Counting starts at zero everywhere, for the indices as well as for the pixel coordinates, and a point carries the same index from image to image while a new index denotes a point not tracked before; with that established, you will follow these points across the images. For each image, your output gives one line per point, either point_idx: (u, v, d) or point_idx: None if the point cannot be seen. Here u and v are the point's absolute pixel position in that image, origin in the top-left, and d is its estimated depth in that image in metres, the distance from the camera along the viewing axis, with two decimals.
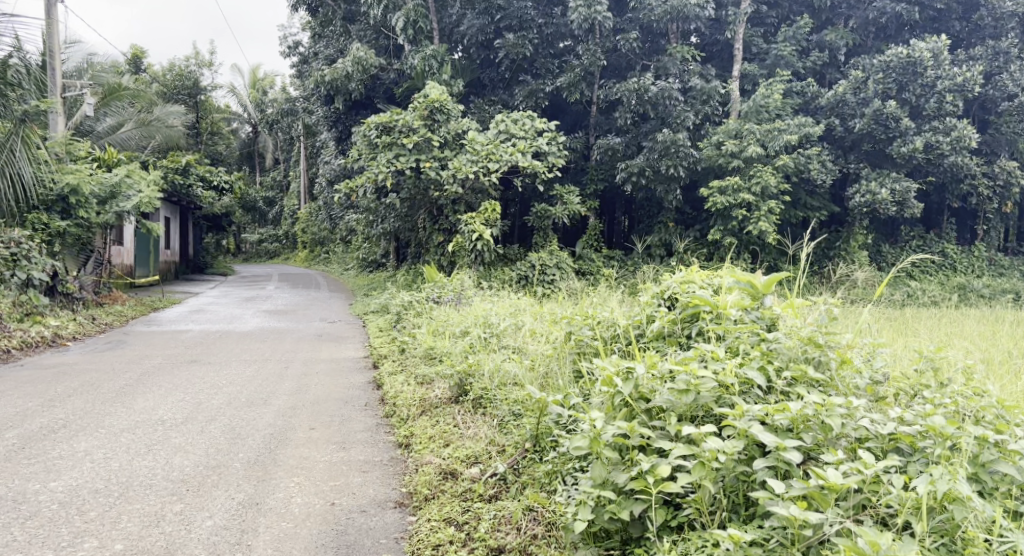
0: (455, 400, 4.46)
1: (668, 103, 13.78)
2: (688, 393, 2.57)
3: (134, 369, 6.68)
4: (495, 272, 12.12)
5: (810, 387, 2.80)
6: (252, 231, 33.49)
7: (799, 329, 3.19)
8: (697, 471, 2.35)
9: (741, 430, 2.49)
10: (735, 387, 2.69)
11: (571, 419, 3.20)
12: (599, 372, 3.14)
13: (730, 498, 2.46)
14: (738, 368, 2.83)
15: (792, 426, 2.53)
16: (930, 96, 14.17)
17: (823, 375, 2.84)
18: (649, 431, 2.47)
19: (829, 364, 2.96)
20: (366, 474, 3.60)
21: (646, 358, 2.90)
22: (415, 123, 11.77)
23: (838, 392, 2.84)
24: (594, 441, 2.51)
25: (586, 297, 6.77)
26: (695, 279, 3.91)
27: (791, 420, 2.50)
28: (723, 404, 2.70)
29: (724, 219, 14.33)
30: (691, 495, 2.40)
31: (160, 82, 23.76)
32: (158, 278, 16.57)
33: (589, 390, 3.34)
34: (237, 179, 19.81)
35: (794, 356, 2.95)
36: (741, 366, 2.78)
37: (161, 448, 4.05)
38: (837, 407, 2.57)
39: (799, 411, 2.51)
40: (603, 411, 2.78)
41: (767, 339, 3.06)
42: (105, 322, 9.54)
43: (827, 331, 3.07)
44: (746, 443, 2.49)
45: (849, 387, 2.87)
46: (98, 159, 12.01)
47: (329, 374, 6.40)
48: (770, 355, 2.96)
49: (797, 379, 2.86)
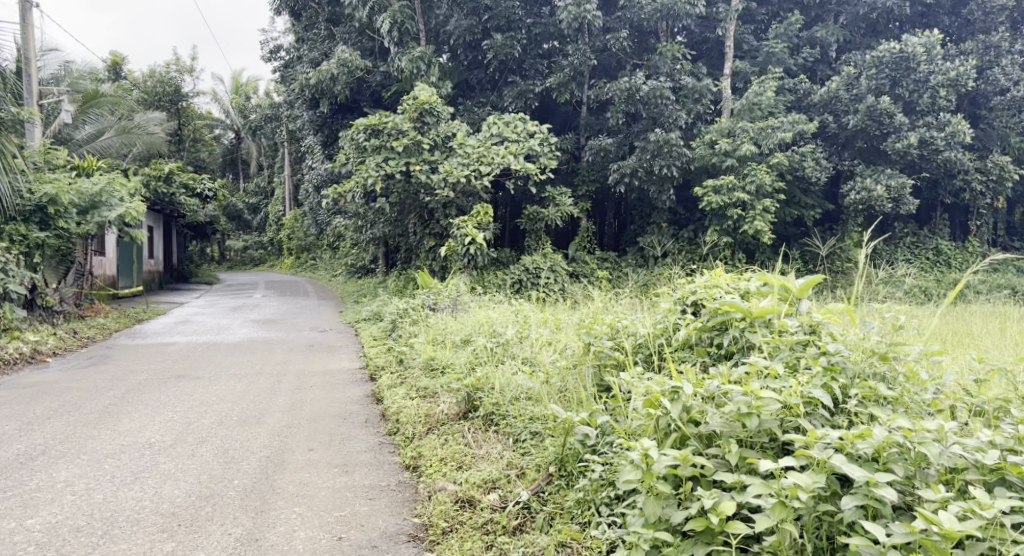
0: (465, 416, 4.17)
1: (660, 102, 13.56)
2: (749, 417, 2.46)
3: (119, 386, 6.35)
4: (488, 276, 11.85)
5: (880, 407, 2.65)
6: (237, 239, 33.00)
7: (855, 337, 3.00)
8: (777, 511, 2.24)
9: (822, 462, 2.35)
10: (802, 410, 2.55)
11: (601, 441, 2.99)
12: (635, 390, 2.95)
13: (814, 541, 2.34)
14: (800, 387, 2.67)
15: (872, 455, 2.38)
16: (924, 91, 14.02)
17: (892, 391, 2.69)
18: (704, 461, 2.38)
19: (893, 377, 2.81)
20: (373, 502, 3.32)
21: (694, 376, 2.74)
22: (404, 125, 11.51)
23: (910, 410, 2.69)
24: (646, 473, 2.40)
25: (591, 303, 6.50)
26: (721, 283, 3.66)
27: (874, 449, 2.36)
28: (789, 428, 2.57)
29: (718, 218, 14.10)
30: (769, 539, 2.28)
31: (140, 89, 23.31)
32: (142, 289, 16.16)
33: (618, 408, 3.14)
34: (221, 187, 19.42)
35: (857, 371, 2.80)
36: (804, 385, 2.63)
37: (148, 476, 3.74)
38: (927, 432, 2.42)
39: (882, 439, 2.36)
40: (652, 436, 2.67)
41: (824, 352, 2.88)
42: (87, 336, 9.19)
43: (891, 342, 2.91)
44: (827, 476, 2.35)
45: (920, 404, 2.71)
46: (77, 167, 11.62)
47: (324, 388, 6.10)
48: (831, 369, 2.79)
49: (866, 397, 2.71)
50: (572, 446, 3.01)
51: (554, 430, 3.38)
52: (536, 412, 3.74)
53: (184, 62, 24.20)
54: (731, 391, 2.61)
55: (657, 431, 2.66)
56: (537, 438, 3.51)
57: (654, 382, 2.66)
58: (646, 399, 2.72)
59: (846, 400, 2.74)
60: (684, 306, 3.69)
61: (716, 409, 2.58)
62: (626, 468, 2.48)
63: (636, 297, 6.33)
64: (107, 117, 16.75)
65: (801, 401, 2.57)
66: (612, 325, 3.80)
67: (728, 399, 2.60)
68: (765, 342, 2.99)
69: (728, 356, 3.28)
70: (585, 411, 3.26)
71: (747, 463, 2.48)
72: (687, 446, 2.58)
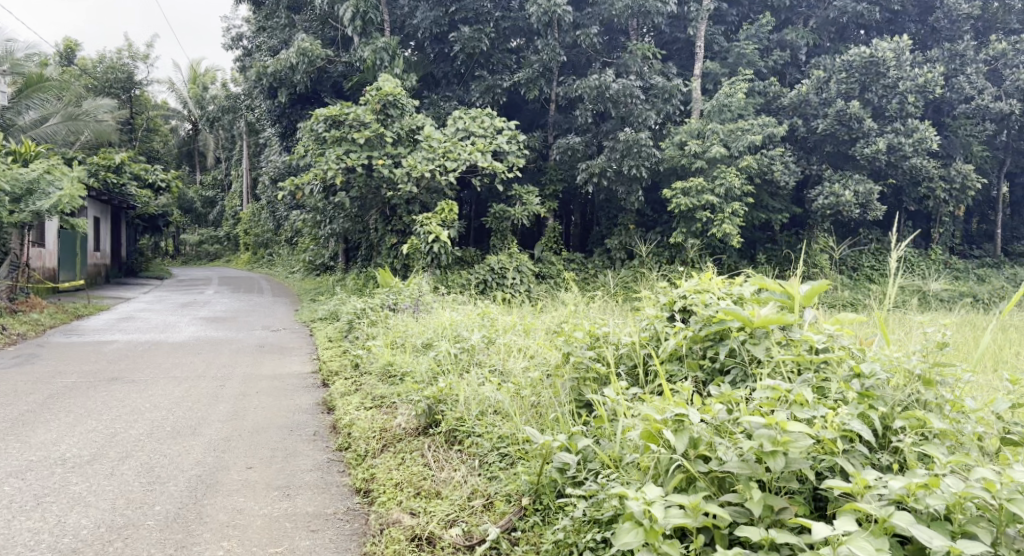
0: (425, 432, 3.75)
1: (629, 101, 13.25)
2: (778, 456, 2.13)
3: (42, 389, 5.76)
4: (451, 276, 11.37)
5: (932, 444, 2.33)
6: (191, 233, 31.89)
7: (892, 358, 2.67)
8: None
9: (880, 520, 2.03)
10: (838, 447, 2.24)
11: (582, 472, 2.61)
12: (626, 416, 2.57)
13: None
14: (837, 419, 2.32)
15: (943, 512, 2.08)
16: (892, 96, 13.93)
17: (941, 423, 2.38)
18: (721, 513, 2.02)
19: (937, 406, 2.50)
20: (316, 535, 2.88)
21: (702, 404, 2.38)
22: (366, 117, 10.99)
23: (965, 446, 2.37)
24: (651, 529, 2.05)
25: (562, 307, 6.13)
26: (712, 288, 3.29)
27: (946, 505, 2.04)
28: (823, 469, 2.27)
29: (686, 221, 13.82)
30: None
31: (90, 75, 22.27)
32: (86, 283, 15.30)
33: (602, 432, 2.75)
34: (173, 178, 18.59)
35: (896, 398, 2.50)
36: (840, 416, 2.31)
37: (52, 500, 3.23)
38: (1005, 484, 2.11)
39: (956, 494, 2.06)
40: (652, 475, 2.33)
41: (858, 373, 2.58)
42: (18, 333, 8.49)
43: (934, 364, 2.60)
44: (888, 536, 2.02)
45: (974, 437, 2.40)
46: (13, 151, 10.84)
47: (271, 395, 5.58)
48: (866, 396, 2.49)
49: (912, 430, 2.39)
50: (550, 475, 2.62)
51: (526, 455, 2.97)
52: (506, 430, 3.33)
53: (137, 49, 23.18)
54: (751, 422, 2.28)
55: (657, 468, 2.32)
56: (508, 460, 3.10)
57: (655, 410, 2.33)
58: (644, 431, 2.39)
59: (885, 433, 2.43)
60: (671, 312, 3.34)
61: (738, 448, 2.23)
62: (626, 520, 2.13)
63: (610, 302, 5.96)
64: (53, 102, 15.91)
65: (838, 436, 2.26)
66: (593, 333, 3.41)
67: (748, 432, 2.27)
68: (781, 361, 2.64)
69: (723, 370, 2.95)
70: (562, 433, 2.86)
71: (774, 512, 2.15)
72: (698, 488, 2.24)
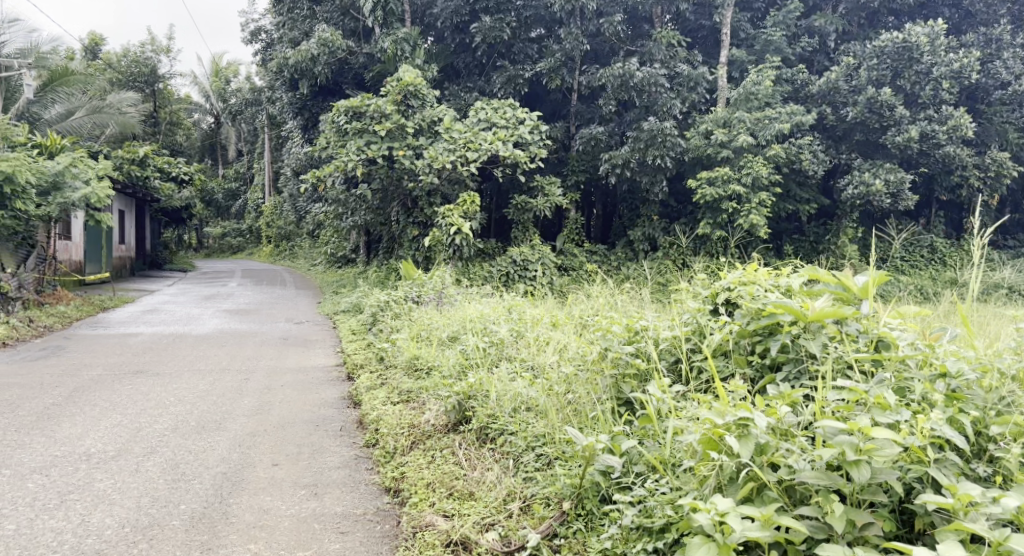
0: (455, 429, 3.63)
1: (653, 90, 13.01)
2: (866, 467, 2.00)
3: (67, 382, 5.72)
4: (473, 269, 11.24)
5: None
6: (214, 226, 32.09)
7: (980, 359, 2.51)
8: None
9: (992, 542, 1.90)
10: (929, 456, 2.10)
11: (629, 477, 2.50)
12: (677, 418, 2.46)
13: None
14: (925, 426, 2.19)
15: None
16: (925, 83, 13.58)
17: None
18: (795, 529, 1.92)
19: None
20: (346, 538, 2.77)
21: (767, 408, 2.27)
22: (387, 108, 10.87)
23: None
24: (724, 545, 1.97)
25: (591, 300, 5.97)
26: (759, 279, 3.14)
27: None
28: (912, 480, 2.13)
29: (712, 211, 13.58)
30: None
31: (114, 68, 22.40)
32: (111, 276, 15.38)
33: (648, 434, 2.63)
34: (196, 171, 18.63)
35: (986, 402, 2.36)
36: (930, 421, 2.18)
37: (77, 498, 3.14)
38: None
39: None
40: (713, 484, 2.21)
41: (942, 374, 2.45)
42: (44, 325, 8.50)
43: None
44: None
45: None
46: (39, 144, 10.88)
47: (296, 389, 5.49)
48: (954, 398, 2.36)
49: (1013, 437, 2.25)
50: (594, 478, 2.49)
51: (566, 456, 2.85)
52: (540, 428, 3.19)
53: (160, 43, 23.28)
54: (829, 428, 2.16)
55: (719, 477, 2.21)
56: (545, 462, 2.96)
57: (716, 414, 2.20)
58: (703, 438, 2.27)
59: (979, 439, 2.30)
60: (714, 305, 3.20)
61: (819, 459, 2.11)
62: (696, 537, 2.04)
63: (642, 296, 5.79)
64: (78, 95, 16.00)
65: (928, 444, 2.12)
66: (633, 327, 3.25)
67: (828, 440, 2.15)
68: (849, 358, 2.50)
69: (774, 367, 2.82)
70: (605, 434, 2.74)
71: (857, 529, 2.05)
72: (768, 499, 2.13)
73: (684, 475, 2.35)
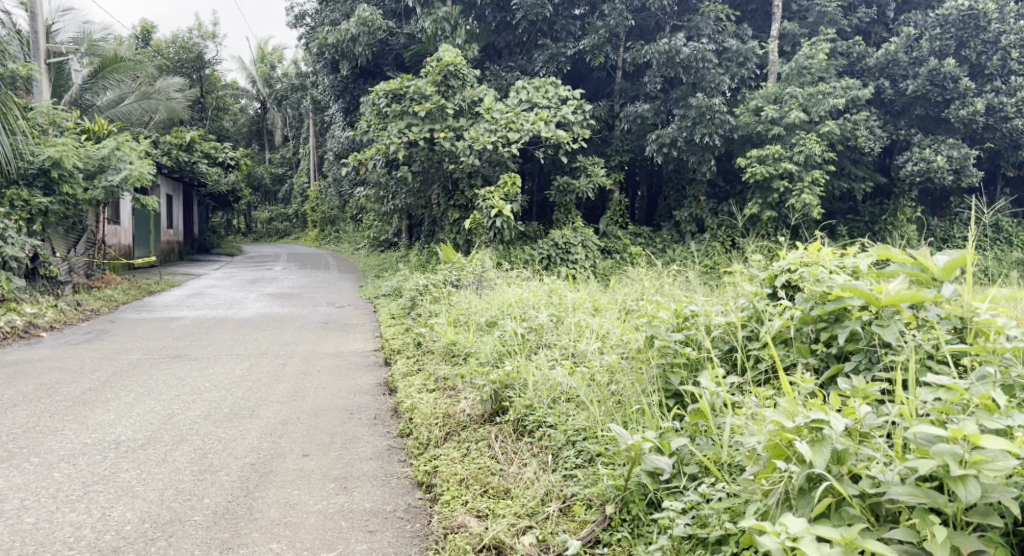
0: (491, 420, 3.44)
1: (701, 66, 12.53)
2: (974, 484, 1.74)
3: (107, 367, 5.69)
4: (515, 252, 11.03)
5: None
6: (261, 210, 32.46)
7: None
8: None
9: None
10: None
11: (680, 480, 2.29)
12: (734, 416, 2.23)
13: None
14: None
15: None
16: (992, 53, 12.89)
17: None
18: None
19: None
20: (374, 538, 2.62)
21: (844, 409, 2.02)
22: (427, 89, 10.66)
23: None
24: None
25: (637, 284, 5.72)
26: (823, 260, 2.87)
27: None
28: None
29: (762, 191, 13.09)
30: None
31: (163, 55, 22.67)
32: (160, 261, 15.60)
33: (700, 434, 2.40)
34: (242, 156, 18.76)
35: None
36: None
37: (100, 490, 3.04)
38: None
39: None
40: (781, 494, 1.99)
41: None
42: (91, 308, 8.56)
43: None
44: None
45: None
46: (87, 130, 10.97)
47: (332, 375, 5.36)
48: None
49: None
50: (641, 481, 2.27)
51: (608, 452, 2.64)
52: (581, 420, 2.97)
53: (207, 28, 23.45)
54: (925, 435, 1.90)
55: (789, 489, 1.98)
56: (586, 459, 2.74)
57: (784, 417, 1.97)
58: (771, 443, 2.03)
59: None
60: (773, 288, 2.95)
61: (915, 472, 1.85)
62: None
63: (691, 281, 5.51)
64: (127, 82, 16.12)
65: None
66: (682, 313, 3.01)
67: (922, 450, 1.89)
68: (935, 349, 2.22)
69: (842, 356, 2.57)
70: (652, 430, 2.51)
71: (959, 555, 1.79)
72: (845, 514, 1.89)
73: (744, 481, 2.13)
